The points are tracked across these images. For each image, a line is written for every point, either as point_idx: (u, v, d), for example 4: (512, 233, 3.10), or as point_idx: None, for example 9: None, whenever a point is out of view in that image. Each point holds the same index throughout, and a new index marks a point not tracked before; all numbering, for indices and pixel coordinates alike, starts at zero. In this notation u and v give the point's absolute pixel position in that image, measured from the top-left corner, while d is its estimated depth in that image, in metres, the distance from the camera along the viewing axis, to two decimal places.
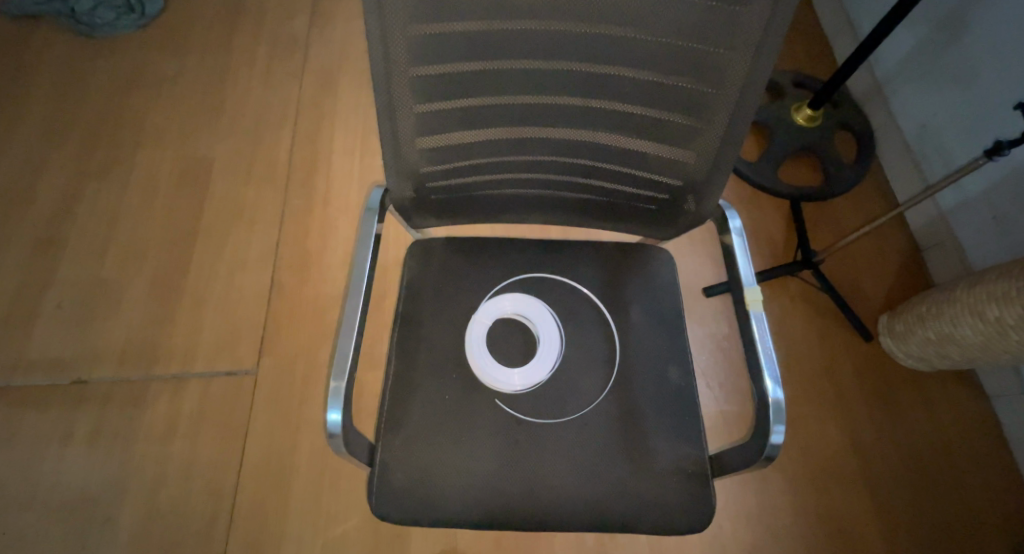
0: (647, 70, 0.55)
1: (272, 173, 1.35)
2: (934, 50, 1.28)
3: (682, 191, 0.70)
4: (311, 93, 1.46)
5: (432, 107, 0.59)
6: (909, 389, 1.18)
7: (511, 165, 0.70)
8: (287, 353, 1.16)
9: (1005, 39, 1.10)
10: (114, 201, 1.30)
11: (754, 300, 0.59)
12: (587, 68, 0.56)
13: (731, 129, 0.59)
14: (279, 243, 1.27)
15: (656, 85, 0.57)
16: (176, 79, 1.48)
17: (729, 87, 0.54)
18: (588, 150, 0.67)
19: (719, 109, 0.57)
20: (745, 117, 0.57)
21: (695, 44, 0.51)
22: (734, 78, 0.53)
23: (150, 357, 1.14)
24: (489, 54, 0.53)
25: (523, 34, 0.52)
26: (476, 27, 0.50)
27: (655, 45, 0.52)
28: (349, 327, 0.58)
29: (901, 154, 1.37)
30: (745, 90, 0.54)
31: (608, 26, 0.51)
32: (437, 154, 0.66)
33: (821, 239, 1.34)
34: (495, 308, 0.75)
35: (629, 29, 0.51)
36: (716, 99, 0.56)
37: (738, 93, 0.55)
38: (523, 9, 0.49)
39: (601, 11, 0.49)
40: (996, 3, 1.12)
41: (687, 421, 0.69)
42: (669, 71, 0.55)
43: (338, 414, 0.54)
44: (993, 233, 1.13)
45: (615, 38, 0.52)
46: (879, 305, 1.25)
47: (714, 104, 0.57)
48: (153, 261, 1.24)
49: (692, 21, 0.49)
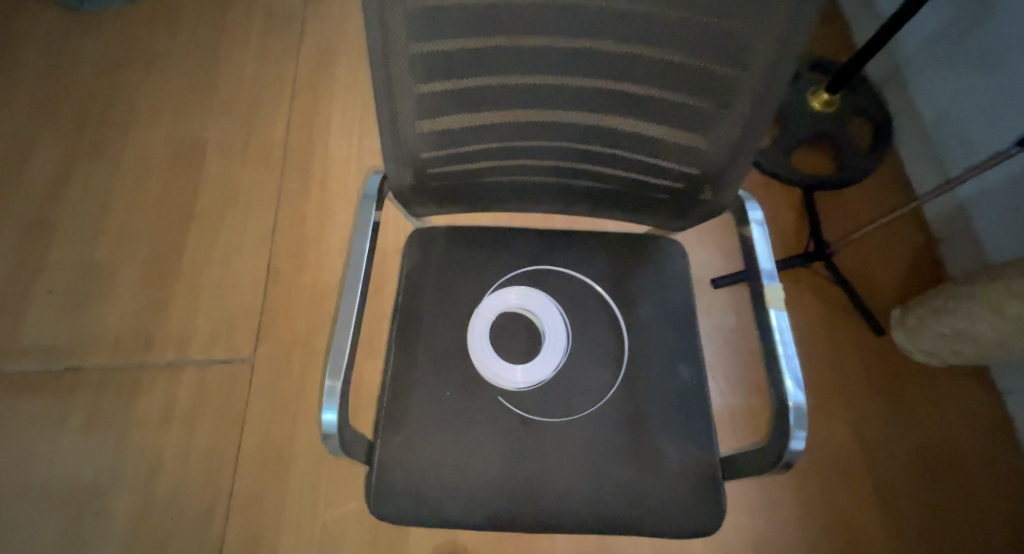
0: (668, 49, 0.51)
1: (268, 155, 1.31)
2: (959, 34, 1.21)
3: (699, 179, 0.66)
4: (308, 72, 1.41)
5: (435, 87, 0.55)
6: (919, 384, 1.15)
7: (517, 150, 0.66)
8: (284, 341, 1.13)
9: None
10: (105, 183, 1.26)
11: (774, 298, 0.56)
12: (602, 46, 0.51)
13: (754, 116, 0.55)
14: (276, 228, 1.23)
15: (675, 66, 0.52)
16: (168, 55, 1.42)
17: (755, 69, 0.50)
18: (600, 136, 0.63)
19: (742, 92, 0.53)
20: (770, 102, 0.53)
21: (722, 21, 0.47)
22: (761, 60, 0.49)
23: (144, 344, 1.11)
24: (495, 30, 0.49)
25: (532, 9, 0.47)
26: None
27: (678, 22, 0.48)
28: (345, 322, 0.54)
29: (919, 141, 1.31)
30: (771, 72, 0.50)
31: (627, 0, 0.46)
32: (439, 138, 0.62)
33: (834, 229, 1.30)
34: (499, 301, 0.71)
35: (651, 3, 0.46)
36: (740, 81, 0.52)
37: (764, 75, 0.50)
38: None
39: None
40: None
41: (698, 421, 0.66)
42: (691, 51, 0.50)
43: (333, 415, 0.51)
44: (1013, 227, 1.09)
45: (635, 13, 0.47)
46: (892, 298, 1.21)
47: (737, 86, 0.53)
48: (146, 245, 1.21)
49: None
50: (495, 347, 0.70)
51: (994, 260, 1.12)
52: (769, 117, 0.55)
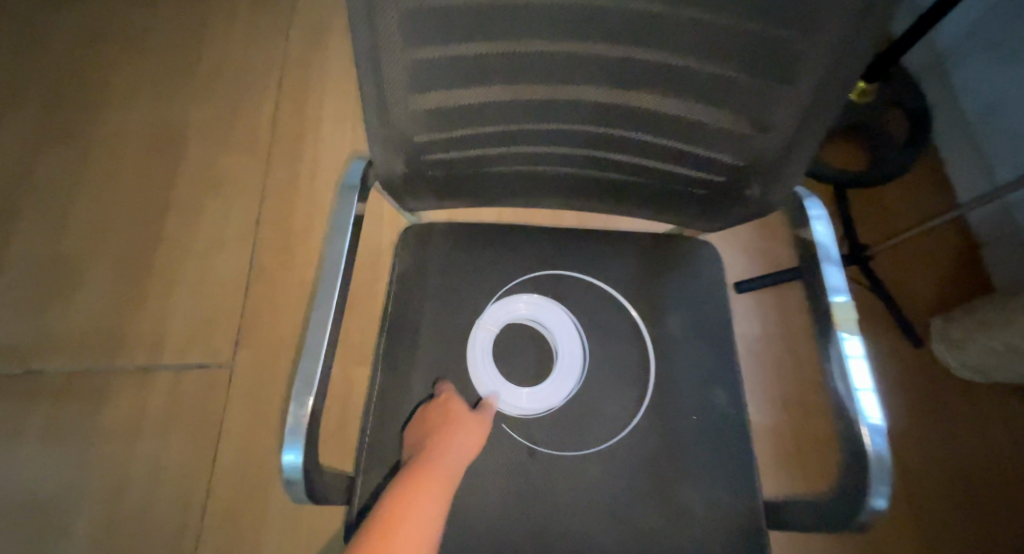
0: (724, 11, 0.40)
1: (253, 140, 1.20)
2: (1005, 19, 1.08)
3: (744, 172, 0.56)
4: (298, 50, 1.30)
5: (430, 55, 0.44)
6: (962, 401, 1.05)
7: (529, 135, 0.56)
8: (266, 345, 1.03)
9: None
10: (75, 167, 1.16)
11: (846, 319, 0.46)
12: (641, 6, 0.41)
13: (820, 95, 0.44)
14: (260, 220, 1.13)
15: (729, 32, 0.42)
16: (148, 30, 1.31)
17: (832, 34, 0.39)
18: (628, 118, 0.53)
19: (810, 64, 0.42)
20: (845, 77, 0.42)
21: None
22: (842, 24, 0.38)
23: (113, 345, 1.02)
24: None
25: None
26: None
27: None
28: (315, 343, 0.44)
29: (961, 136, 1.20)
30: (850, 38, 0.39)
31: None
32: (436, 118, 0.52)
33: (867, 230, 1.19)
34: (505, 312, 0.62)
35: None
36: (808, 51, 0.41)
37: (842, 41, 0.40)
38: None
39: None
40: None
41: (736, 458, 0.57)
42: (754, 14, 0.40)
43: (297, 456, 0.41)
44: None
45: None
46: (931, 308, 1.11)
47: (804, 57, 0.42)
48: (118, 236, 1.11)
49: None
50: (499, 366, 0.61)
51: None
52: (841, 96, 0.44)
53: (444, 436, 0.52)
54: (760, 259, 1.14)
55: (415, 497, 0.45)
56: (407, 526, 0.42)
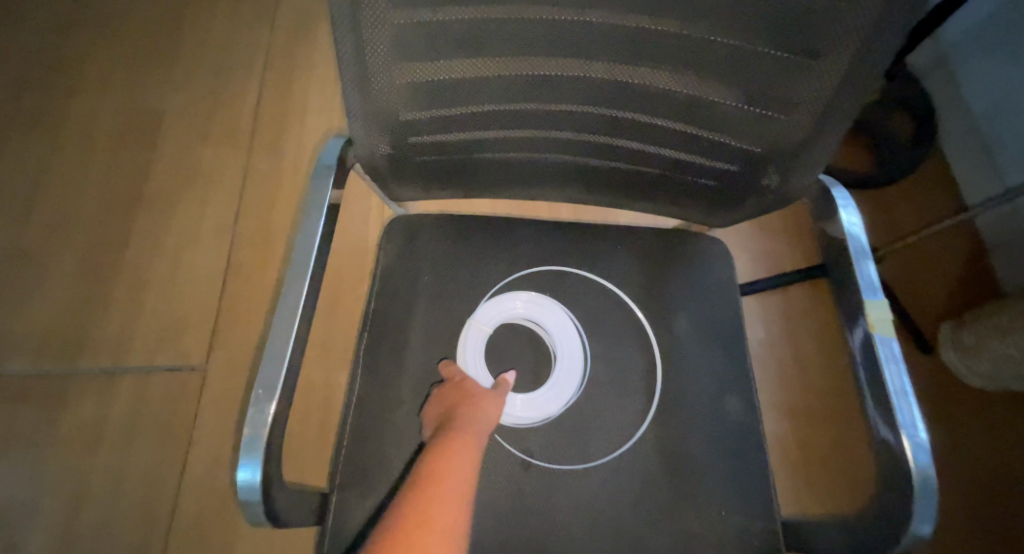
0: None
1: (234, 130, 1.14)
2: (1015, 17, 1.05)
3: (762, 159, 0.51)
4: (284, 38, 1.24)
5: (416, 19, 0.39)
6: (973, 410, 1.01)
7: (528, 117, 0.51)
8: (243, 346, 0.97)
9: None
10: (42, 157, 1.09)
11: (881, 321, 0.43)
12: None
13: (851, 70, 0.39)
14: (240, 215, 1.07)
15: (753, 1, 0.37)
16: (125, 15, 1.25)
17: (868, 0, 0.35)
18: (636, 98, 0.48)
19: (840, 37, 0.38)
20: (881, 49, 0.38)
21: None
22: None
23: (75, 346, 0.95)
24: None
25: None
26: None
27: None
28: (280, 343, 0.39)
29: (968, 138, 1.17)
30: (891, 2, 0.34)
31: None
32: (424, 94, 0.46)
33: (873, 232, 1.16)
34: (500, 309, 0.57)
35: None
36: (844, 18, 0.36)
37: (878, 10, 0.35)
38: None
39: None
40: None
41: (751, 473, 0.52)
42: None
43: (254, 473, 0.35)
44: None
45: None
46: (940, 313, 1.07)
47: (838, 24, 0.37)
48: (86, 230, 1.04)
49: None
50: (492, 369, 0.55)
51: None
52: (876, 71, 0.40)
53: (466, 402, 0.48)
54: (763, 261, 1.10)
55: (450, 450, 0.40)
56: (451, 477, 0.38)
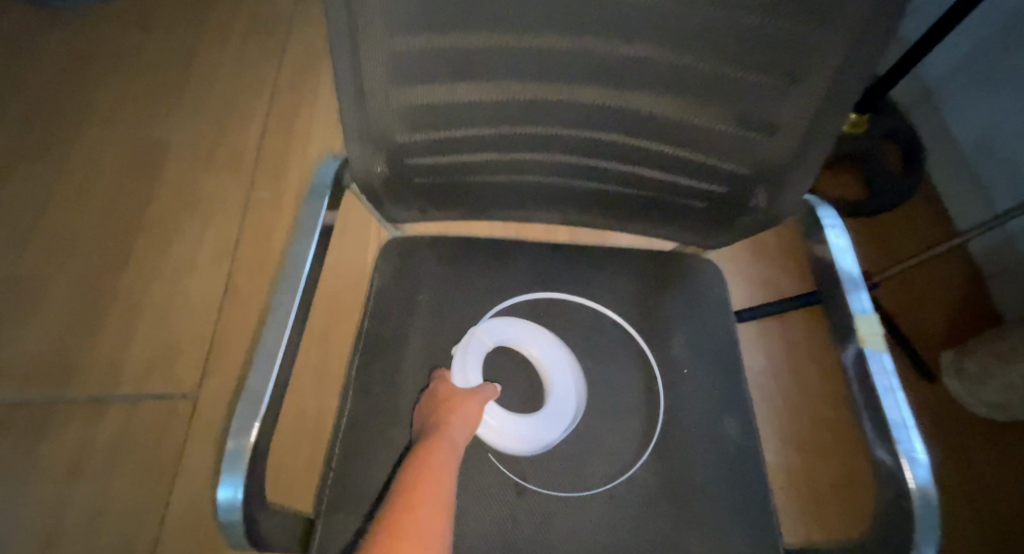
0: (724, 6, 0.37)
1: (238, 160, 1.17)
2: (996, 55, 1.09)
3: (750, 181, 0.52)
4: (290, 75, 1.29)
5: (412, 45, 0.41)
6: (981, 440, 0.98)
7: (521, 141, 0.52)
8: (234, 372, 0.96)
9: None
10: (49, 185, 1.12)
11: (872, 335, 0.43)
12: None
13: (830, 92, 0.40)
14: (238, 242, 1.08)
15: (733, 29, 0.39)
16: (139, 52, 1.30)
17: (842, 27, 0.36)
18: (626, 123, 0.49)
19: (816, 62, 0.39)
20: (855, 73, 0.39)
21: None
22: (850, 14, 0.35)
23: (66, 372, 0.94)
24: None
25: None
26: None
27: None
28: (269, 359, 0.39)
29: (957, 169, 1.20)
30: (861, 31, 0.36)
31: None
32: (422, 117, 0.48)
33: (869, 259, 1.16)
34: (507, 329, 0.56)
35: None
36: (818, 43, 0.38)
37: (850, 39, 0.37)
38: None
39: None
40: None
41: (751, 499, 0.50)
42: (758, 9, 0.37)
43: (236, 492, 0.34)
44: None
45: None
46: (939, 341, 1.07)
47: (815, 48, 0.38)
48: (85, 256, 1.05)
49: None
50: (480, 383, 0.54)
51: None
52: (854, 93, 0.41)
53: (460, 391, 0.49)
54: (759, 288, 1.10)
55: (438, 448, 0.42)
56: (436, 475, 0.39)
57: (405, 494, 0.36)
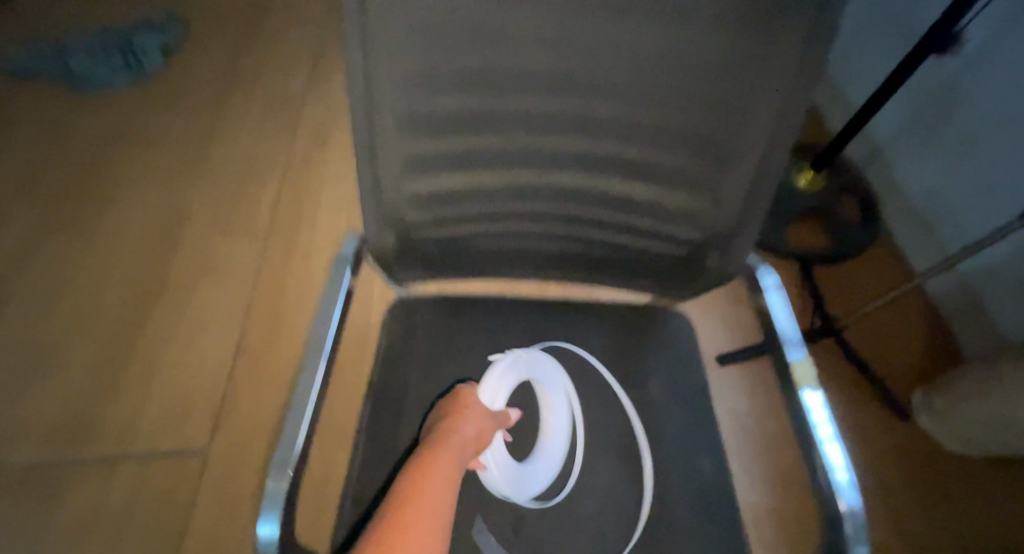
0: (667, 115, 0.47)
1: (253, 227, 1.27)
2: (932, 120, 1.23)
3: (705, 245, 0.61)
4: (303, 148, 1.41)
5: (421, 146, 0.50)
6: (959, 475, 1.03)
7: (511, 215, 0.62)
8: (245, 427, 1.00)
9: (1002, 109, 1.06)
10: (78, 255, 1.20)
11: (806, 377, 0.50)
12: (600, 107, 0.48)
13: (759, 176, 0.50)
14: (252, 302, 1.16)
15: (675, 131, 0.49)
16: (165, 132, 1.42)
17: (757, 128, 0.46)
18: (598, 200, 0.59)
19: (742, 155, 0.49)
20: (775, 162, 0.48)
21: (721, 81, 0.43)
22: (762, 122, 0.45)
23: (85, 432, 0.98)
24: (493, 87, 0.45)
25: (528, 65, 0.43)
26: (471, 64, 0.43)
27: (675, 86, 0.45)
28: (300, 410, 0.46)
29: (911, 219, 1.31)
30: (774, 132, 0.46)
31: (622, 60, 0.43)
32: (427, 199, 0.57)
33: (838, 304, 1.25)
34: (545, 375, 0.62)
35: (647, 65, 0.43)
36: (741, 141, 0.47)
37: (765, 138, 0.46)
38: (525, 40, 0.41)
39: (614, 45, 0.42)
40: (985, 76, 1.09)
41: (727, 529, 0.55)
42: (693, 117, 0.47)
43: (275, 527, 0.40)
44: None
45: (629, 71, 0.44)
46: (910, 380, 1.13)
47: (740, 145, 0.48)
48: (108, 319, 1.12)
49: (731, 49, 0.40)
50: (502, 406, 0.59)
51: (1013, 336, 1.05)
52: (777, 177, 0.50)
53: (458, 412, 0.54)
54: (740, 334, 1.18)
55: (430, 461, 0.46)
56: (426, 483, 0.43)
57: (397, 503, 0.41)
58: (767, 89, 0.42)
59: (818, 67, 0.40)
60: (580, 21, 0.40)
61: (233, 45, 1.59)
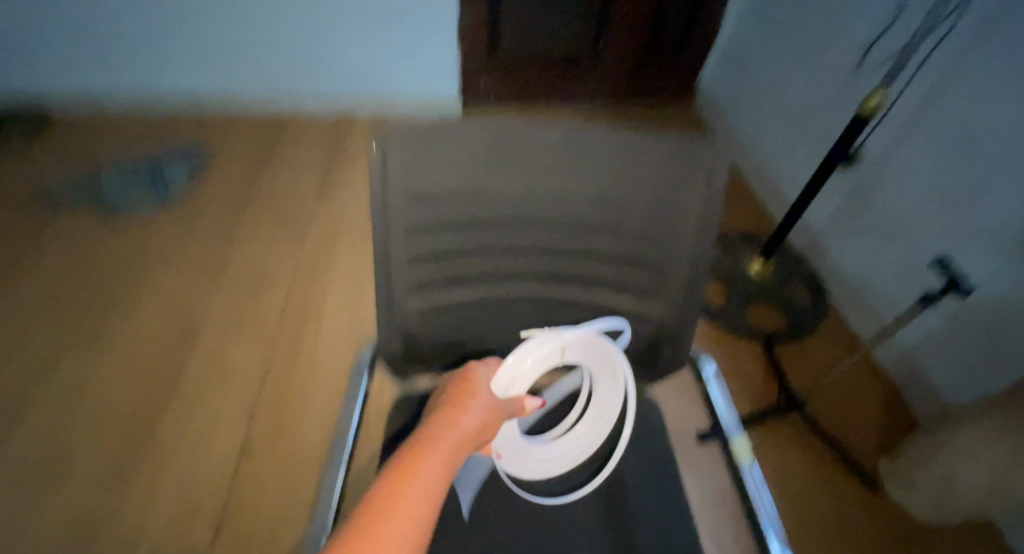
0: (618, 239, 0.60)
1: (263, 329, 1.37)
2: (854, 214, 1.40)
3: (659, 339, 0.72)
4: (312, 253, 1.55)
5: (425, 272, 0.61)
6: (925, 542, 1.10)
7: (497, 321, 0.72)
8: (249, 529, 1.04)
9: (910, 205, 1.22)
10: (94, 362, 1.27)
11: (743, 452, 0.64)
12: (566, 236, 0.60)
13: (692, 279, 0.63)
14: (258, 403, 1.23)
15: (625, 251, 0.62)
16: (184, 240, 1.54)
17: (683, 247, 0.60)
18: (569, 307, 0.70)
19: (676, 265, 0.62)
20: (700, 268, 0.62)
21: (655, 214, 0.57)
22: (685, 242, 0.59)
23: (90, 542, 1.01)
24: (483, 227, 0.57)
25: (509, 212, 0.56)
26: (466, 214, 0.55)
27: (621, 219, 0.58)
28: None
29: (853, 299, 1.43)
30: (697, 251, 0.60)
31: (581, 204, 0.56)
32: (429, 312, 0.68)
33: (800, 380, 1.34)
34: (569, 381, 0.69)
35: (601, 206, 0.56)
36: (674, 256, 0.61)
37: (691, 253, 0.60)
38: (507, 197, 0.54)
39: (574, 195, 0.55)
40: (892, 180, 1.27)
41: None
42: (636, 240, 0.60)
43: None
44: (962, 370, 1.14)
45: (588, 211, 0.57)
46: (874, 449, 1.22)
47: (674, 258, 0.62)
48: (119, 425, 1.17)
49: (657, 193, 0.55)
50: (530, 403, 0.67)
51: (957, 402, 1.15)
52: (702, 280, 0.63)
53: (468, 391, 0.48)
54: None
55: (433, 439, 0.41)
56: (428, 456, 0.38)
57: (399, 471, 0.35)
58: (685, 222, 0.57)
59: (713, 211, 0.56)
60: (544, 191, 0.54)
61: (251, 160, 1.78)
